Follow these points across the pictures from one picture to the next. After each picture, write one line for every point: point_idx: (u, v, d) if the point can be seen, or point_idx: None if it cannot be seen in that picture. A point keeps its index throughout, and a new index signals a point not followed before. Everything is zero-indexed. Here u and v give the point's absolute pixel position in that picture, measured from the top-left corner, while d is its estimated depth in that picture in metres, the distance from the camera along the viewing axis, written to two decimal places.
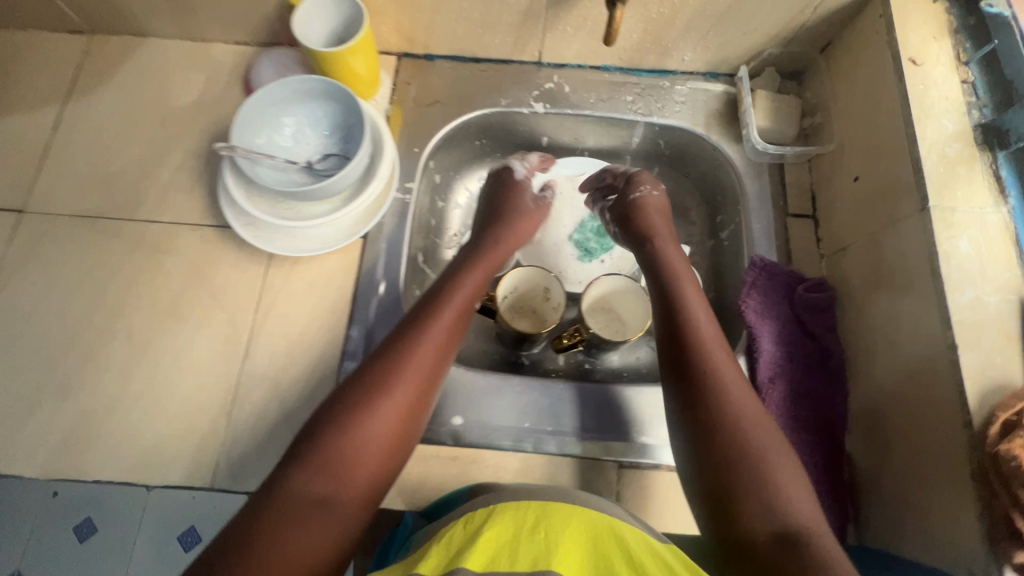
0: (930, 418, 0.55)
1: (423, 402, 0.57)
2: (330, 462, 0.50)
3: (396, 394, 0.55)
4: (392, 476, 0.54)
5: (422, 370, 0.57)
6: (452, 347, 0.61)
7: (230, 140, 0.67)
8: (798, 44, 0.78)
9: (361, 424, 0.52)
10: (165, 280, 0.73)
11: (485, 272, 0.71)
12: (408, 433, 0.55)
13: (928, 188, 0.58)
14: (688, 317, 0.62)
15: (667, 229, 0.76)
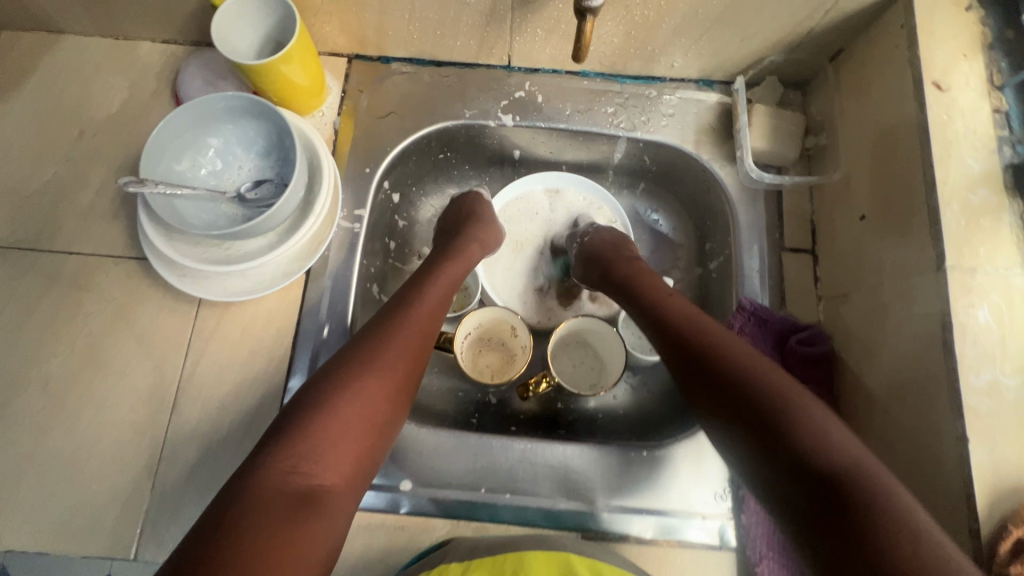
0: (930, 515, 0.48)
1: (402, 388, 0.55)
2: (315, 449, 0.47)
3: (381, 377, 0.54)
4: (372, 465, 0.52)
5: (406, 355, 0.57)
6: (431, 334, 0.61)
7: (142, 172, 0.58)
8: (804, 51, 0.68)
9: (339, 406, 0.50)
10: (85, 322, 0.66)
11: (463, 267, 0.68)
12: (387, 419, 0.53)
13: (945, 244, 0.50)
14: (677, 315, 0.58)
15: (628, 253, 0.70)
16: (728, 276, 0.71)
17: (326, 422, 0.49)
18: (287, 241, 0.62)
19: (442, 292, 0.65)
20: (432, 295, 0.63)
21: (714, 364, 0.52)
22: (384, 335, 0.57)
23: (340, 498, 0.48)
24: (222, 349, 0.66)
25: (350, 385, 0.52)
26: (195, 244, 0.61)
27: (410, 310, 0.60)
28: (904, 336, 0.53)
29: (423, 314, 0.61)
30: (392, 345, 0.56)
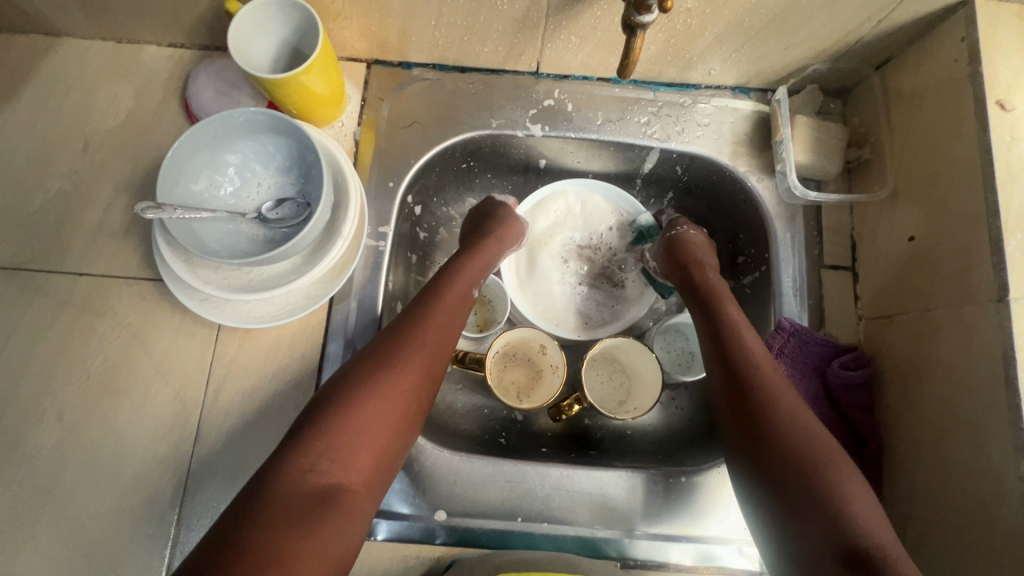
0: (985, 553, 0.47)
1: (424, 383, 0.53)
2: (335, 451, 0.46)
3: (403, 377, 0.52)
4: (396, 461, 0.51)
5: (429, 348, 0.55)
6: (455, 330, 0.59)
7: (158, 196, 0.55)
8: (849, 60, 0.65)
9: (360, 405, 0.49)
10: (100, 347, 0.63)
11: (485, 259, 0.66)
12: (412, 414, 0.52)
13: (1009, 274, 0.48)
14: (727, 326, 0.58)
15: (705, 255, 0.68)
16: (765, 293, 0.69)
17: (345, 425, 0.48)
18: (314, 266, 0.59)
19: (466, 284, 0.62)
20: (457, 289, 0.61)
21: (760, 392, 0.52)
22: (408, 333, 0.55)
23: (360, 497, 0.47)
24: (244, 376, 0.63)
25: (372, 387, 0.50)
26: (216, 269, 0.58)
27: (434, 306, 0.58)
28: (959, 366, 0.52)
29: (450, 310, 0.58)
30: (414, 343, 0.54)
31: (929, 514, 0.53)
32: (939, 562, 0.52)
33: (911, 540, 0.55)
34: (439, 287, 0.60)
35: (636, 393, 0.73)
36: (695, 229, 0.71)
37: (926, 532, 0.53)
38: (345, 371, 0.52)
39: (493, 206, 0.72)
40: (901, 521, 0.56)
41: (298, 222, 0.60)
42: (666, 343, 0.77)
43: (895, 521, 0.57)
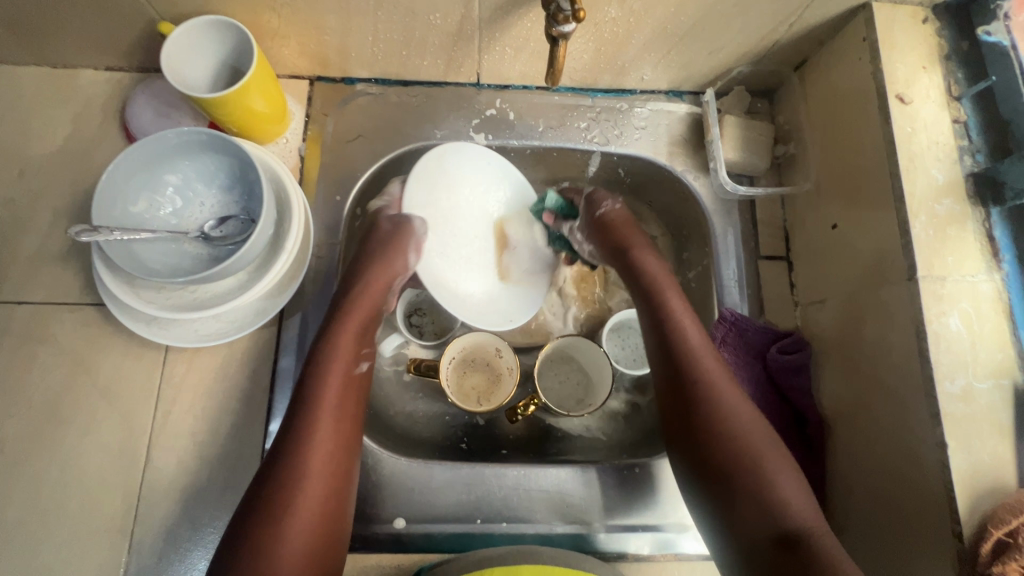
0: (914, 519, 0.50)
1: (328, 462, 0.52)
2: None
3: (313, 470, 0.51)
4: (333, 538, 0.51)
5: (321, 429, 0.53)
6: (349, 394, 0.57)
7: (94, 218, 0.54)
8: (770, 62, 0.69)
9: (270, 519, 0.48)
10: (43, 376, 0.61)
11: (365, 307, 0.62)
12: (329, 492, 0.52)
13: (916, 255, 0.51)
14: (674, 330, 0.59)
15: (637, 240, 0.69)
16: (707, 285, 0.72)
17: (272, 529, 0.48)
18: (258, 281, 0.59)
19: (358, 342, 0.60)
20: (352, 355, 0.59)
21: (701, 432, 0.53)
22: (304, 410, 0.53)
23: None
24: (194, 397, 0.62)
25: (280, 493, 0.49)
26: (159, 289, 0.58)
27: (327, 379, 0.56)
28: (882, 343, 0.55)
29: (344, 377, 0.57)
30: (306, 430, 0.52)
31: (865, 486, 0.56)
32: (875, 530, 0.54)
33: (851, 513, 0.57)
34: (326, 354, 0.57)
35: (593, 390, 0.74)
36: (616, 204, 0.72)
37: (863, 504, 0.56)
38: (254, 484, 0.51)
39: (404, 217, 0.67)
40: (841, 496, 0.59)
41: (242, 239, 0.61)
42: (619, 340, 0.78)
43: (837, 496, 0.59)
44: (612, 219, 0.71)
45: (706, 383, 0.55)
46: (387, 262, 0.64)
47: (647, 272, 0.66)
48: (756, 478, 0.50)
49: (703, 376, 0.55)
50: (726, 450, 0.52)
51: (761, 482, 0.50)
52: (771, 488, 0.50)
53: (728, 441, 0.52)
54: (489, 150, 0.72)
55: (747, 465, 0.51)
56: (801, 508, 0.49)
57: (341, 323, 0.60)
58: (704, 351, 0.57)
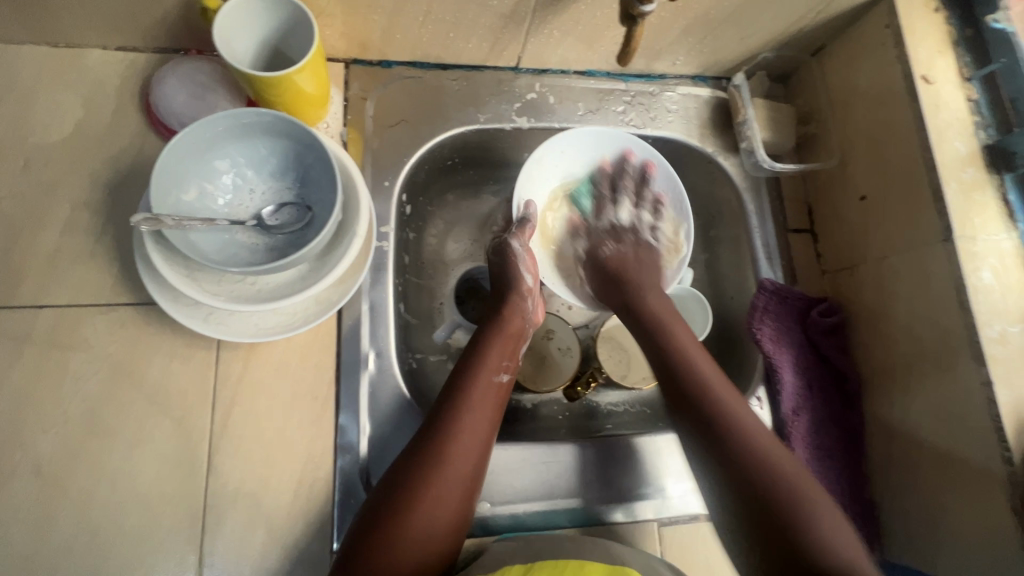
0: (964, 452, 0.56)
1: (478, 451, 0.55)
2: (390, 541, 0.49)
3: (449, 472, 0.53)
4: (462, 519, 0.54)
5: (476, 414, 0.57)
6: (501, 391, 0.60)
7: (152, 205, 0.50)
8: (792, 48, 0.74)
9: (421, 485, 0.52)
10: (78, 385, 0.56)
11: (516, 311, 0.65)
12: (470, 478, 0.54)
13: (951, 218, 0.58)
14: (694, 371, 0.59)
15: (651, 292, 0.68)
16: (742, 259, 0.76)
17: (418, 495, 0.52)
18: (326, 272, 0.57)
19: (500, 355, 0.62)
20: (493, 365, 0.61)
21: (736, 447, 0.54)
22: (459, 393, 0.57)
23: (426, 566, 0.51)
24: (255, 396, 0.58)
25: (411, 492, 0.51)
26: (220, 280, 0.54)
27: (470, 388, 0.58)
28: (920, 299, 0.61)
29: (484, 387, 0.59)
30: (461, 416, 0.56)
31: (910, 430, 0.62)
32: (921, 468, 0.60)
33: (897, 456, 0.63)
34: (472, 365, 0.60)
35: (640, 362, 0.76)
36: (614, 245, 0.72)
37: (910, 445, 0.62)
38: (411, 443, 0.56)
39: (516, 223, 0.68)
40: (885, 442, 0.64)
41: (301, 226, 0.58)
42: None
43: (880, 443, 0.65)
44: (613, 260, 0.71)
45: (761, 468, 0.52)
46: (516, 282, 0.66)
47: (651, 308, 0.66)
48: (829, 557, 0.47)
49: (761, 454, 0.53)
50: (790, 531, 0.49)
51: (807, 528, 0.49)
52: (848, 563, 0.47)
53: (793, 514, 0.50)
54: (543, 149, 0.70)
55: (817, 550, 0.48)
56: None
57: (485, 336, 0.63)
58: (719, 385, 0.59)
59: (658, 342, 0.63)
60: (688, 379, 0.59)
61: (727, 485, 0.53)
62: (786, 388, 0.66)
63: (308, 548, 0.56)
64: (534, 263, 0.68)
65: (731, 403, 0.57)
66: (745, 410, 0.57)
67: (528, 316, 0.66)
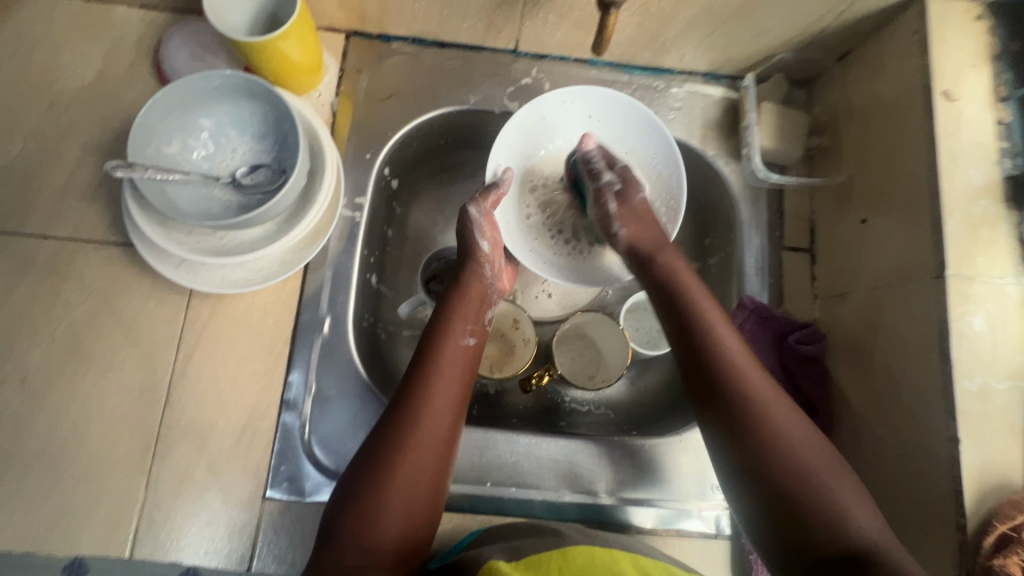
0: (919, 510, 0.51)
1: (451, 408, 0.58)
2: (373, 497, 0.52)
3: (421, 436, 0.55)
4: (445, 476, 0.57)
5: (448, 374, 0.59)
6: (471, 349, 0.62)
7: (130, 154, 0.54)
8: (814, 50, 0.68)
9: (399, 444, 0.55)
10: (65, 310, 0.62)
11: (478, 274, 0.66)
12: (447, 434, 0.57)
13: (947, 253, 0.51)
14: (703, 329, 0.55)
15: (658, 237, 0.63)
16: (729, 273, 0.72)
17: (396, 454, 0.54)
18: (289, 232, 0.59)
19: (464, 319, 0.63)
20: (457, 332, 0.62)
21: (746, 415, 0.51)
22: (429, 356, 0.60)
23: (414, 516, 0.54)
24: (216, 343, 0.62)
25: (389, 453, 0.54)
26: (189, 231, 0.58)
27: (437, 354, 0.60)
28: (901, 338, 0.55)
29: (451, 352, 0.61)
30: (433, 376, 0.58)
31: (871, 476, 0.57)
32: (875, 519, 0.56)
33: None
34: (437, 333, 0.62)
35: (607, 367, 0.75)
36: (644, 192, 0.66)
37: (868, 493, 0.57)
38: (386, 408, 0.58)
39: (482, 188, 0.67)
40: None
41: (272, 188, 0.60)
42: (635, 321, 0.79)
43: None
44: (641, 210, 0.65)
45: (756, 427, 0.50)
46: (471, 248, 0.66)
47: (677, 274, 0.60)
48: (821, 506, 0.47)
49: (771, 427, 0.50)
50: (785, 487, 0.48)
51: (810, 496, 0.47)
52: (833, 503, 0.47)
53: (789, 472, 0.48)
54: (524, 113, 0.69)
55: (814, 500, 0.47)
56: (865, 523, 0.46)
57: (448, 304, 0.64)
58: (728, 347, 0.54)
59: (663, 287, 0.60)
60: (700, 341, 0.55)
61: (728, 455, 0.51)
62: None
63: (242, 489, 0.60)
64: (492, 228, 0.68)
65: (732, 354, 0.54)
66: (748, 363, 0.53)
67: (488, 282, 0.67)
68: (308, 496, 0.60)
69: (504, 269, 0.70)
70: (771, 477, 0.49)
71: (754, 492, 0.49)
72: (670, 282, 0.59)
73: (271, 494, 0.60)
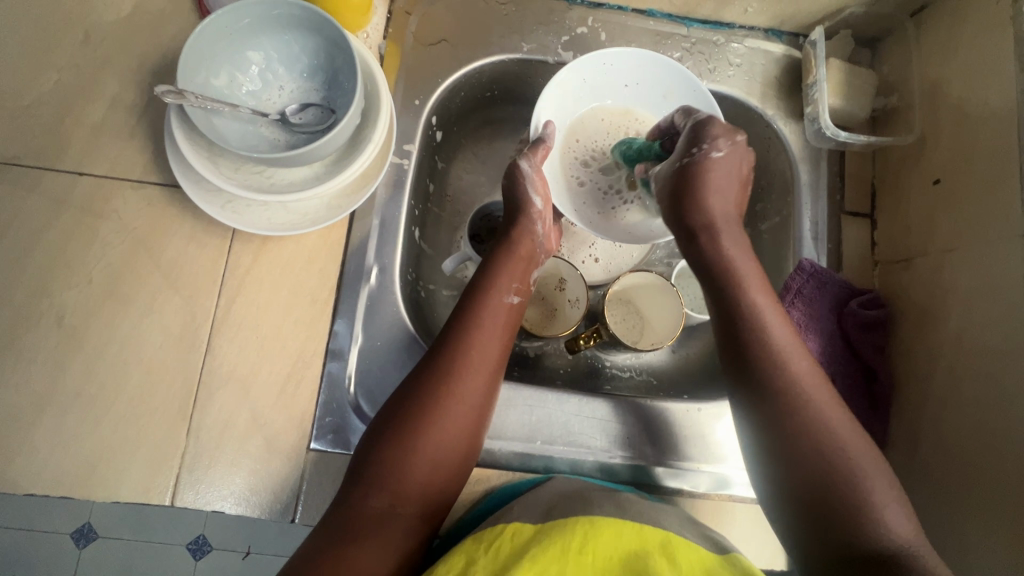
0: (994, 476, 0.50)
1: (492, 368, 0.55)
2: (405, 447, 0.50)
3: (457, 392, 0.53)
4: (480, 435, 0.54)
5: (489, 331, 0.57)
6: (515, 310, 0.60)
7: (179, 81, 0.51)
8: (886, 4, 0.65)
9: (440, 395, 0.52)
10: (102, 251, 0.59)
11: (525, 233, 0.63)
12: (488, 394, 0.55)
13: None
14: (751, 308, 0.54)
15: (720, 205, 0.58)
16: (784, 237, 0.70)
17: (436, 405, 0.52)
18: (338, 174, 0.56)
19: (510, 277, 0.61)
20: (502, 288, 0.60)
21: (788, 395, 0.49)
22: (473, 309, 0.57)
23: (441, 472, 0.52)
24: (259, 290, 0.60)
25: (429, 403, 0.52)
26: (237, 167, 0.55)
27: (479, 308, 0.57)
28: (978, 302, 0.53)
29: (494, 308, 0.58)
30: (477, 330, 0.56)
31: (935, 442, 0.56)
32: (941, 486, 0.54)
33: (915, 469, 0.57)
34: (481, 286, 0.59)
35: (652, 332, 0.72)
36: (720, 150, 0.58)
37: (932, 461, 0.56)
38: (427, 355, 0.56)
39: (530, 142, 0.64)
40: (905, 453, 0.59)
41: (322, 128, 0.57)
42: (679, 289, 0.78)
43: (900, 454, 0.59)
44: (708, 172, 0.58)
45: (797, 410, 0.49)
46: (523, 204, 0.64)
47: (728, 260, 0.56)
48: (850, 505, 0.45)
49: (808, 409, 0.49)
50: (819, 481, 0.46)
51: (842, 487, 0.46)
52: (870, 503, 0.45)
53: (822, 468, 0.47)
54: (574, 71, 0.65)
55: (848, 499, 0.45)
56: (902, 527, 0.44)
57: (495, 259, 0.61)
58: (774, 325, 0.53)
59: (712, 269, 0.57)
60: (744, 320, 0.53)
61: (765, 433, 0.50)
62: None
63: (286, 440, 0.58)
64: (543, 185, 0.64)
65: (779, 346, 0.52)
66: (796, 358, 0.51)
67: (538, 240, 0.65)
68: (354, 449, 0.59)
69: (552, 231, 0.67)
70: (807, 461, 0.47)
71: (780, 488, 0.48)
72: (721, 268, 0.56)
73: (316, 446, 0.58)
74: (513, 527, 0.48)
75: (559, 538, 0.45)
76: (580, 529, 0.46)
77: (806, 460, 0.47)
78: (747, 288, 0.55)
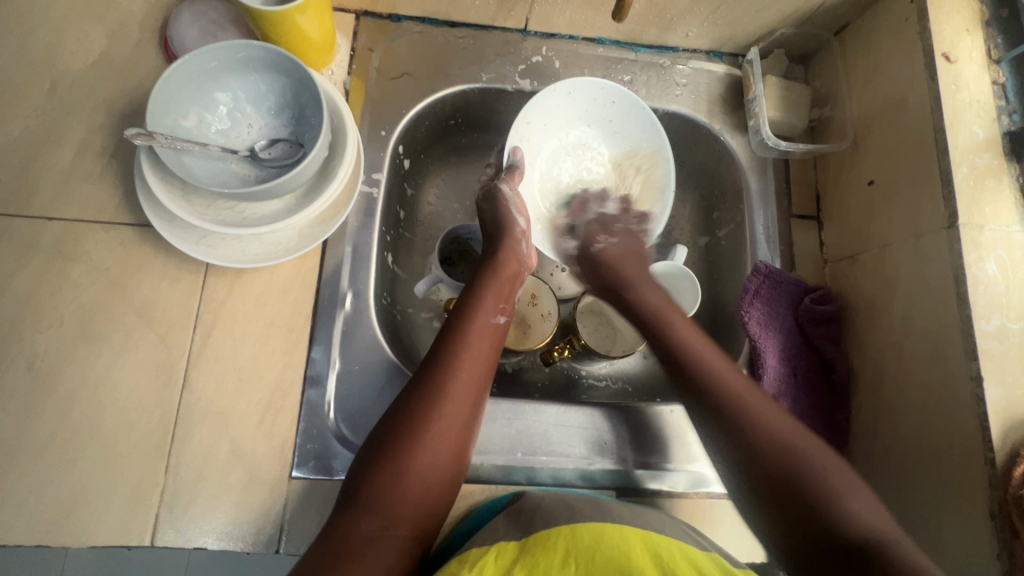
0: (946, 452, 0.53)
1: (481, 387, 0.57)
2: (396, 469, 0.51)
3: (449, 412, 0.54)
4: (468, 453, 0.56)
5: (477, 351, 0.58)
6: (501, 330, 0.62)
7: (147, 124, 0.53)
8: (813, 25, 0.71)
9: (432, 415, 0.53)
10: (71, 293, 0.59)
11: (511, 256, 0.66)
12: (476, 413, 0.56)
13: (958, 204, 0.54)
14: (676, 334, 0.60)
15: (636, 272, 0.68)
16: (740, 242, 0.73)
17: (428, 425, 0.53)
18: (310, 204, 0.58)
19: (496, 297, 0.63)
20: (489, 308, 0.62)
21: (736, 410, 0.53)
22: (459, 331, 0.59)
23: (431, 495, 0.52)
24: (234, 323, 0.61)
25: (420, 422, 0.53)
26: (210, 204, 0.56)
27: (469, 329, 0.59)
28: (915, 291, 0.58)
29: (481, 327, 0.60)
30: (465, 351, 0.58)
31: (893, 426, 0.59)
32: (897, 469, 0.58)
33: (877, 454, 0.60)
34: (469, 308, 0.61)
35: (624, 341, 0.74)
36: (614, 239, 0.71)
37: (891, 444, 0.59)
38: (417, 376, 0.57)
39: (506, 168, 0.69)
40: (867, 439, 0.62)
41: (292, 161, 0.59)
42: None
43: (863, 440, 0.62)
44: (608, 253, 0.69)
45: (741, 424, 0.52)
46: (507, 224, 0.68)
47: (651, 303, 0.64)
48: (816, 498, 0.47)
49: (747, 416, 0.53)
50: (778, 478, 0.49)
51: (798, 478, 0.49)
52: (829, 495, 0.47)
53: (779, 460, 0.50)
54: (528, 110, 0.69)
55: (810, 489, 0.48)
56: (859, 508, 0.47)
57: (482, 279, 0.63)
58: (704, 352, 0.58)
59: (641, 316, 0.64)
60: (677, 347, 0.59)
61: (728, 450, 0.53)
62: (768, 373, 0.63)
63: (267, 471, 0.58)
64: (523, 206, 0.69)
65: (705, 355, 0.58)
66: (716, 359, 0.57)
67: (522, 261, 0.67)
68: (337, 475, 0.59)
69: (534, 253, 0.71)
70: (759, 457, 0.50)
71: (758, 491, 0.51)
72: (648, 313, 0.64)
73: (298, 474, 0.58)
74: (498, 545, 0.48)
75: (545, 551, 0.46)
76: (561, 539, 0.47)
77: (757, 452, 0.51)
78: (670, 321, 0.62)
